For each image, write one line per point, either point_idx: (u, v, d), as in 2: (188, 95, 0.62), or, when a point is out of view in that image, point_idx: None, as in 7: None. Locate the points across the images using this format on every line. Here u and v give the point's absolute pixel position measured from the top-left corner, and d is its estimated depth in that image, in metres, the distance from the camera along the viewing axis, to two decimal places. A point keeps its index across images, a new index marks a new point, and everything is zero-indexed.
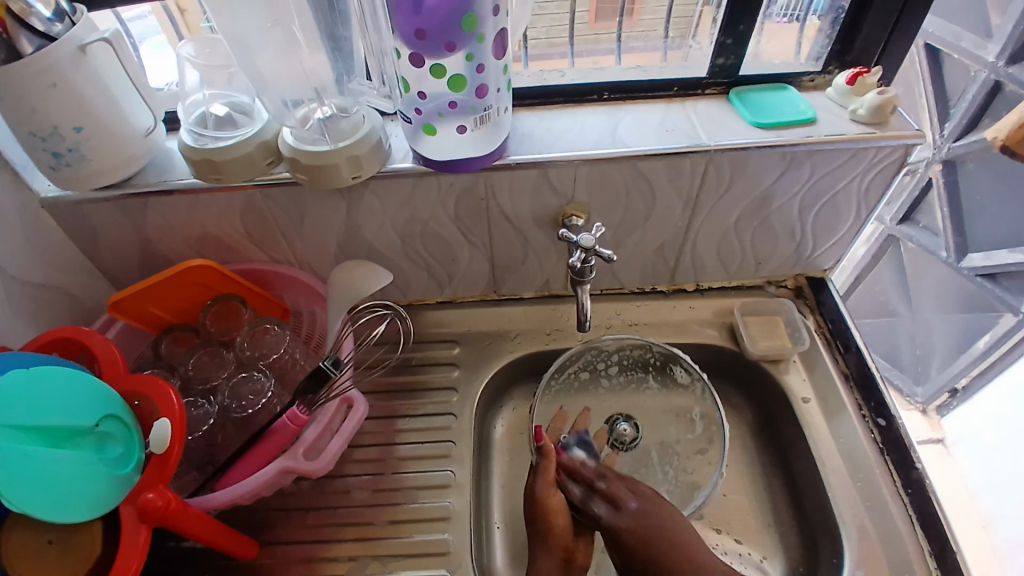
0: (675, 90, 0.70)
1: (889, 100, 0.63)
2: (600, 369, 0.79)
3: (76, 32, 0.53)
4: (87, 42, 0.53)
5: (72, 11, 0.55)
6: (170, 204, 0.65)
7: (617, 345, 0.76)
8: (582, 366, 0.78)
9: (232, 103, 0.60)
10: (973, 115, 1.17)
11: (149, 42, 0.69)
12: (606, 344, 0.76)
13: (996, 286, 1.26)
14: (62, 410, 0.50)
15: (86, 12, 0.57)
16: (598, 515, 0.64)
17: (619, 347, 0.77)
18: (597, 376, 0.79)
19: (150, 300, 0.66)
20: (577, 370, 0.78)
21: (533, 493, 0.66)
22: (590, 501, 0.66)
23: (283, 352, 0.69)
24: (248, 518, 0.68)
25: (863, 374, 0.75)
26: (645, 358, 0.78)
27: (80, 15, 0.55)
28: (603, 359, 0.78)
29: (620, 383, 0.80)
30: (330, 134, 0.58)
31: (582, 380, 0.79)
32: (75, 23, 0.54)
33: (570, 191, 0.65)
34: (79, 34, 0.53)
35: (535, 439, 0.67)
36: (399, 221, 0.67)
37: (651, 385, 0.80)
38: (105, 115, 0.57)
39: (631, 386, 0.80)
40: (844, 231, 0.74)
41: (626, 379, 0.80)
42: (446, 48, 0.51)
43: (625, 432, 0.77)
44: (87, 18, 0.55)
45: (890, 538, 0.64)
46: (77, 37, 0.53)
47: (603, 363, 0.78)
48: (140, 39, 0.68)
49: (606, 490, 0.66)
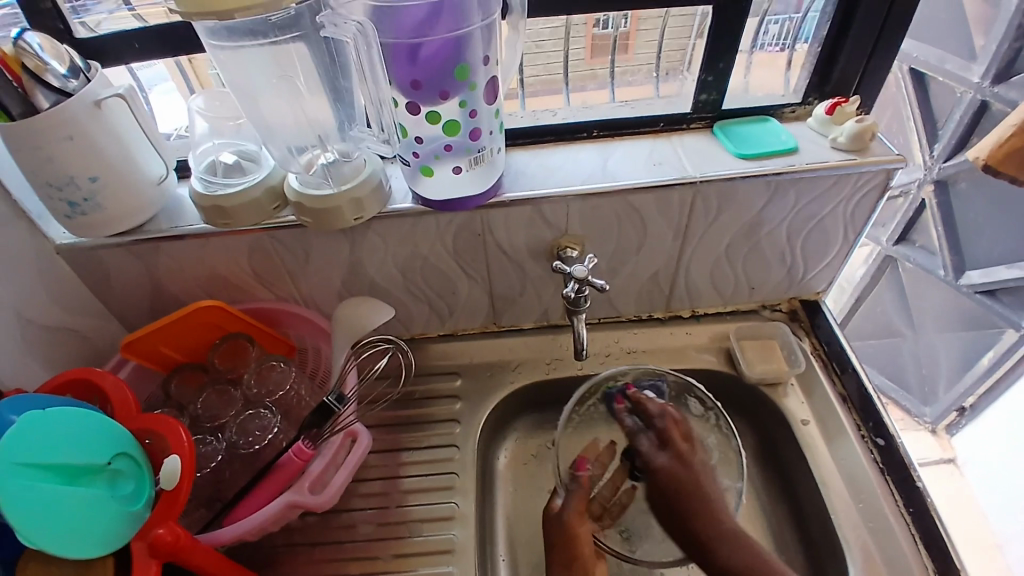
0: (661, 125, 0.73)
1: (867, 128, 0.66)
2: None
3: (90, 88, 0.57)
4: (102, 97, 0.57)
5: (87, 69, 0.58)
6: (180, 247, 0.67)
7: (636, 376, 0.75)
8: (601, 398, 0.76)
9: (242, 151, 0.63)
10: (962, 135, 1.19)
11: (158, 88, 0.72)
12: (623, 375, 0.75)
13: (995, 302, 1.27)
14: (76, 449, 0.51)
15: (99, 68, 0.60)
16: (642, 451, 0.68)
17: (637, 376, 0.75)
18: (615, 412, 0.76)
19: (161, 341, 0.68)
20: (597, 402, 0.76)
21: (563, 518, 0.66)
22: (640, 437, 0.69)
23: (288, 389, 0.71)
24: (255, 555, 0.68)
25: (861, 396, 0.76)
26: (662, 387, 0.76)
27: (94, 72, 0.59)
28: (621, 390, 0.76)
29: None
30: (333, 177, 0.61)
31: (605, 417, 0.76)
32: (89, 79, 0.58)
33: (564, 224, 0.68)
34: (94, 88, 0.57)
35: (574, 467, 0.71)
36: (399, 258, 0.70)
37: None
38: (119, 165, 0.60)
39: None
40: (833, 255, 0.76)
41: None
42: (440, 96, 0.55)
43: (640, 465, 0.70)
44: (101, 75, 0.59)
45: (895, 560, 0.65)
46: (93, 93, 0.56)
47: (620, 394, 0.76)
48: (150, 86, 0.72)
49: (663, 428, 0.68)
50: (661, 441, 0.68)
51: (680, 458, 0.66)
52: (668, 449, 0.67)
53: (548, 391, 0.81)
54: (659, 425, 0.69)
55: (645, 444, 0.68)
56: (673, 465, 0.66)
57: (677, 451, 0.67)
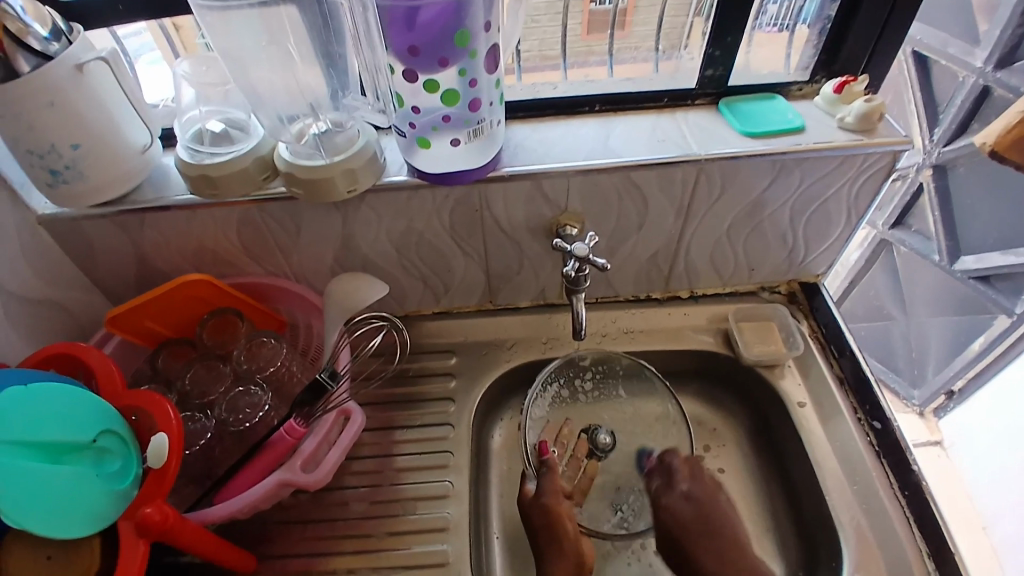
0: (665, 101, 0.71)
1: (876, 107, 0.64)
2: (577, 384, 0.79)
3: (73, 51, 0.54)
4: (84, 61, 0.54)
5: (69, 30, 0.55)
6: (167, 219, 0.65)
7: (593, 357, 0.77)
8: (561, 381, 0.78)
9: (228, 119, 0.61)
10: (963, 120, 1.18)
11: (145, 58, 0.69)
12: (580, 355, 0.77)
13: (989, 287, 1.27)
14: (60, 425, 0.50)
15: (82, 31, 0.57)
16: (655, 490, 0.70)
17: (591, 356, 0.77)
18: (574, 393, 0.79)
19: (147, 314, 0.66)
20: (558, 387, 0.78)
21: (541, 503, 0.66)
22: (657, 475, 0.71)
23: (280, 365, 0.69)
24: (246, 532, 0.68)
25: (857, 378, 0.76)
26: (614, 368, 0.78)
27: (76, 35, 0.55)
28: (579, 373, 0.78)
29: (596, 396, 0.79)
30: (326, 148, 0.58)
31: (563, 399, 0.78)
32: (71, 42, 0.54)
33: (564, 200, 0.66)
34: (76, 52, 0.54)
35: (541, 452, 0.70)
36: (395, 233, 0.68)
37: (619, 397, 0.79)
38: (102, 133, 0.57)
39: (607, 400, 0.79)
40: (835, 237, 0.75)
41: (600, 393, 0.79)
42: (438, 64, 0.52)
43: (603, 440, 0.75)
44: (84, 37, 0.56)
45: (889, 540, 0.65)
46: (74, 56, 0.54)
47: (579, 377, 0.78)
48: (135, 56, 0.69)
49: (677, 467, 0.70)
50: (671, 478, 0.70)
51: (686, 495, 0.68)
52: (681, 486, 0.69)
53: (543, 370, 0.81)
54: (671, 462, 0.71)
55: (657, 484, 0.71)
56: (680, 502, 0.68)
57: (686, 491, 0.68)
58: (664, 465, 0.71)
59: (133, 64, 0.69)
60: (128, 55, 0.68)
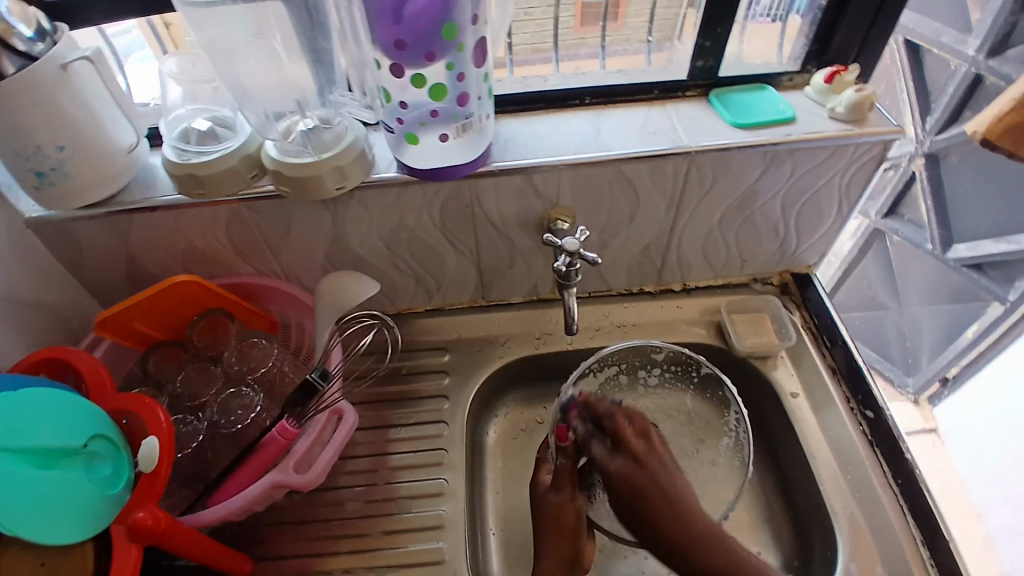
0: (656, 92, 0.71)
1: (866, 97, 0.64)
2: (641, 374, 0.78)
3: (57, 51, 0.53)
4: (69, 61, 0.53)
5: (53, 30, 0.55)
6: (155, 219, 0.64)
7: (669, 355, 0.76)
8: (625, 371, 0.77)
9: (216, 118, 0.60)
10: (955, 109, 1.18)
11: (135, 56, 0.69)
12: (656, 351, 0.75)
13: (981, 275, 1.28)
14: (50, 430, 0.49)
15: (66, 30, 0.56)
16: (594, 456, 0.65)
17: (666, 355, 0.76)
18: (634, 382, 0.79)
19: (137, 315, 0.65)
20: (619, 375, 0.77)
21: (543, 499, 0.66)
22: (592, 439, 0.67)
23: (272, 365, 0.69)
24: (240, 533, 0.67)
25: (850, 368, 0.76)
26: (690, 368, 0.77)
27: (61, 34, 0.55)
28: (647, 366, 0.77)
29: (655, 389, 0.79)
30: (313, 145, 0.58)
31: (620, 386, 0.78)
32: (56, 42, 0.54)
33: (555, 195, 0.66)
34: (61, 52, 0.53)
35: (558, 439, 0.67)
36: (385, 229, 0.67)
37: (681, 394, 0.79)
38: (89, 133, 0.57)
39: (667, 394, 0.79)
40: (827, 227, 0.75)
41: (666, 381, 0.79)
42: (425, 58, 0.52)
43: None
44: (68, 37, 0.55)
45: (883, 529, 0.65)
46: (59, 56, 0.53)
47: (646, 369, 0.78)
48: (125, 55, 0.68)
49: (614, 427, 0.65)
50: (615, 443, 0.64)
51: (633, 458, 0.62)
52: (623, 451, 0.63)
53: (538, 365, 0.80)
54: (610, 426, 0.65)
55: (598, 450, 0.65)
56: (625, 466, 0.62)
57: (631, 451, 0.63)
58: (603, 430, 0.66)
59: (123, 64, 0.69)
60: (118, 55, 0.68)
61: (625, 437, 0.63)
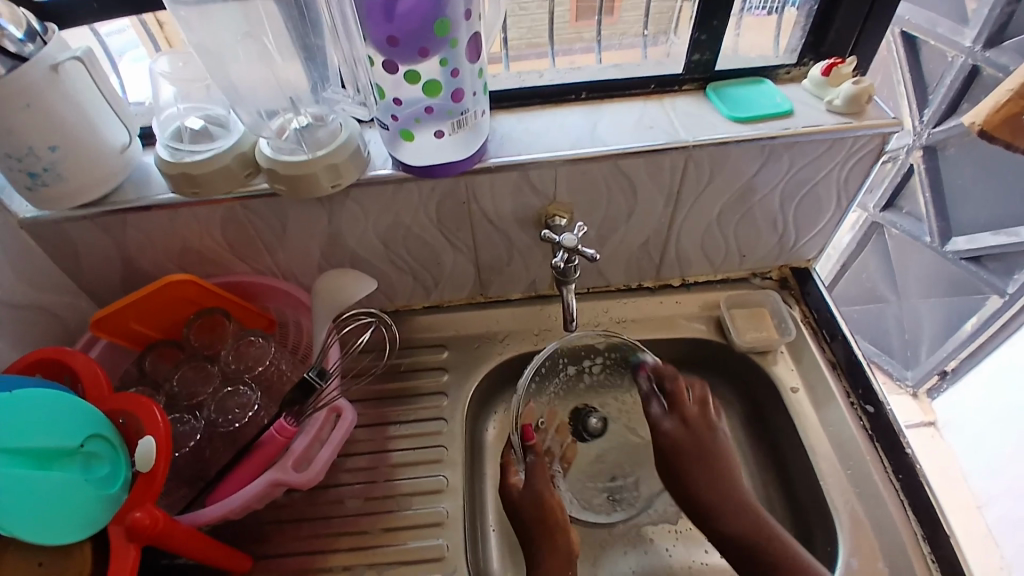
0: (653, 87, 0.70)
1: (864, 90, 0.64)
2: (586, 365, 0.72)
3: (48, 51, 0.53)
4: (59, 61, 0.53)
5: (44, 30, 0.54)
6: (150, 219, 0.64)
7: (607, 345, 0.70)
8: (570, 360, 0.71)
9: (209, 116, 0.60)
10: (953, 100, 1.18)
11: (128, 56, 0.68)
12: (597, 340, 0.70)
13: (980, 268, 1.28)
14: (46, 433, 0.49)
15: (57, 31, 0.56)
16: (652, 414, 0.69)
17: (607, 343, 0.70)
18: (581, 373, 0.73)
19: (133, 316, 0.65)
20: (565, 365, 0.71)
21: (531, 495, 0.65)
22: (651, 397, 0.71)
23: (268, 364, 0.69)
24: (241, 532, 0.67)
25: (850, 362, 0.76)
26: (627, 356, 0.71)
27: (52, 35, 0.54)
28: (591, 355, 0.71)
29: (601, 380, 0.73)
30: (308, 143, 0.58)
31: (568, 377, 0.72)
32: (47, 43, 0.53)
33: (553, 191, 0.65)
34: (51, 53, 0.53)
35: (524, 438, 0.68)
36: (382, 227, 0.67)
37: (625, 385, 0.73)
38: (81, 133, 0.56)
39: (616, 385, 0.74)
40: (826, 220, 0.75)
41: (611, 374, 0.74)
42: (419, 54, 0.51)
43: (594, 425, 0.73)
44: (60, 38, 0.55)
45: (883, 524, 0.65)
46: (50, 57, 0.53)
47: (590, 359, 0.72)
48: (119, 54, 0.68)
49: (672, 389, 0.69)
50: (670, 405, 0.69)
51: (684, 421, 0.67)
52: (673, 415, 0.68)
53: None
54: (669, 388, 0.69)
55: (656, 408, 0.69)
56: (678, 428, 0.67)
57: (683, 416, 0.68)
58: (665, 394, 0.70)
59: (115, 61, 0.68)
60: (111, 53, 0.67)
61: (683, 402, 0.68)
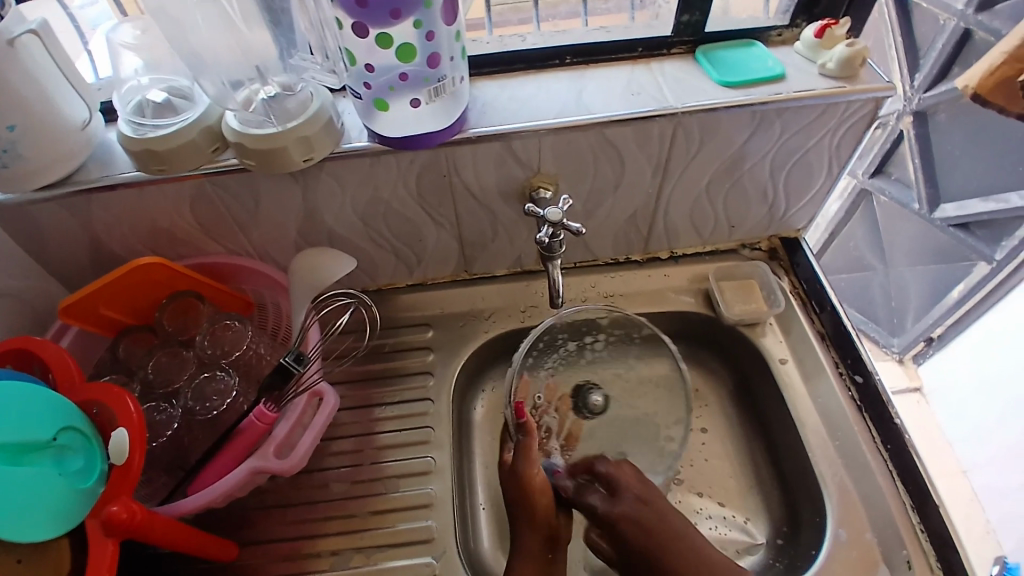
0: (640, 51, 0.67)
1: (859, 52, 0.61)
2: (587, 342, 0.76)
3: (2, 24, 0.49)
4: (15, 35, 0.49)
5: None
6: (117, 198, 0.61)
7: (612, 320, 0.74)
8: (571, 336, 0.74)
9: (172, 88, 0.56)
10: (944, 66, 1.16)
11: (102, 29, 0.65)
12: (599, 316, 0.73)
13: (967, 235, 1.27)
14: (15, 426, 0.47)
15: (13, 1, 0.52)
16: (592, 506, 0.63)
17: (610, 319, 0.73)
18: (582, 350, 0.76)
19: (102, 301, 0.62)
20: (566, 342, 0.75)
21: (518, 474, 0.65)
22: (584, 491, 0.65)
23: (246, 348, 0.67)
24: (225, 518, 0.66)
25: (838, 332, 0.75)
26: (632, 331, 0.75)
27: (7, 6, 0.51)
28: (593, 331, 0.75)
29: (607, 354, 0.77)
30: (276, 115, 0.54)
31: (569, 354, 0.75)
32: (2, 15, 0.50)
33: (537, 162, 0.63)
34: (6, 25, 0.49)
35: (517, 415, 0.67)
36: (360, 202, 0.64)
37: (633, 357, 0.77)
38: (38, 109, 0.53)
39: (619, 358, 0.77)
40: (816, 189, 0.73)
41: (612, 348, 0.77)
42: (391, 16, 0.48)
43: (596, 403, 0.73)
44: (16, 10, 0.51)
45: (871, 495, 0.65)
46: (6, 30, 0.49)
47: (591, 336, 0.75)
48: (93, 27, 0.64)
49: (607, 473, 0.64)
50: (610, 489, 0.64)
51: (639, 500, 0.62)
52: (624, 494, 0.63)
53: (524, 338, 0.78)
54: (602, 472, 0.65)
55: (596, 499, 0.63)
56: (634, 506, 0.61)
57: (636, 494, 0.62)
58: (596, 476, 0.65)
59: (82, 29, 0.64)
60: (83, 27, 0.64)
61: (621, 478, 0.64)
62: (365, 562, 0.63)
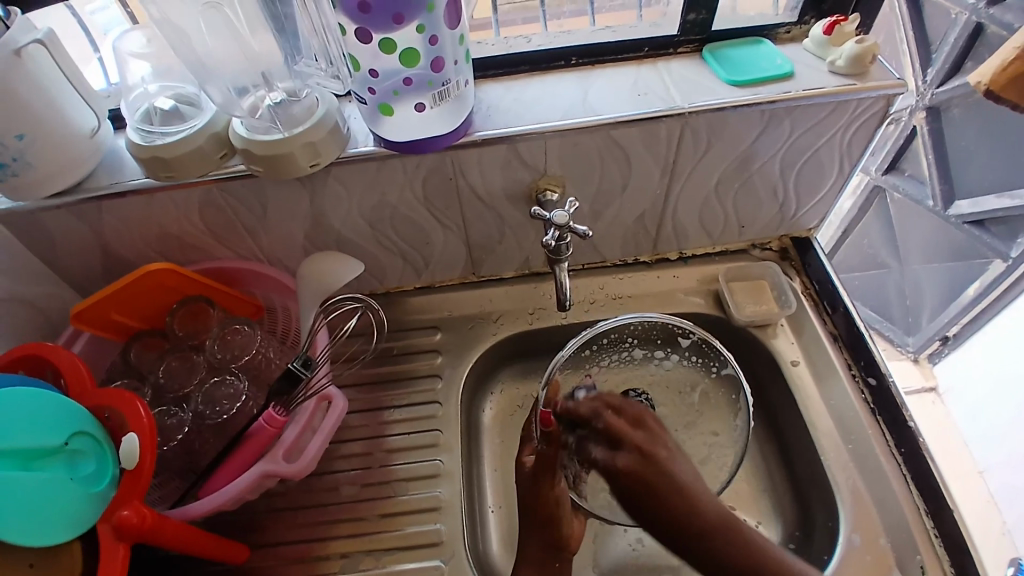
0: (646, 50, 0.67)
1: (868, 49, 0.60)
2: (656, 352, 0.75)
3: (9, 35, 0.49)
4: (22, 45, 0.50)
5: (7, 14, 0.51)
6: (127, 205, 0.61)
7: (694, 342, 0.72)
8: (643, 344, 0.74)
9: (179, 95, 0.57)
10: (956, 59, 1.14)
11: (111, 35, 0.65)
12: (683, 334, 0.72)
13: (984, 232, 1.25)
14: (28, 430, 0.47)
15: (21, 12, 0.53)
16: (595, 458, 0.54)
17: (692, 341, 0.72)
18: (645, 359, 0.75)
19: (114, 307, 0.63)
20: (635, 348, 0.74)
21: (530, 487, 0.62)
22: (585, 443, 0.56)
23: (255, 352, 0.67)
24: (236, 522, 0.66)
25: (851, 333, 0.74)
26: (712, 363, 0.73)
27: (15, 19, 0.51)
28: (669, 346, 0.74)
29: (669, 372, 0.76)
30: (282, 120, 0.55)
31: (633, 361, 0.75)
32: (9, 27, 0.50)
33: (543, 164, 0.63)
34: (13, 36, 0.50)
35: (545, 424, 0.61)
36: (367, 207, 0.65)
37: (698, 384, 0.75)
38: (48, 119, 0.53)
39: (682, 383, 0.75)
40: (827, 188, 0.72)
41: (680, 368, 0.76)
42: (394, 21, 0.48)
43: None
44: (23, 21, 0.52)
45: (884, 499, 0.64)
46: (12, 40, 0.49)
47: (663, 349, 0.74)
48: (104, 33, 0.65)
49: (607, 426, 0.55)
50: (613, 442, 0.54)
51: (640, 451, 0.52)
52: (626, 447, 0.53)
53: (532, 340, 0.78)
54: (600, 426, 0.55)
55: (597, 451, 0.54)
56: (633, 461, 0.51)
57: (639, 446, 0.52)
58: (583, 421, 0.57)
59: (91, 33, 0.65)
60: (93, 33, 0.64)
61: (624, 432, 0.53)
62: (374, 566, 0.63)
